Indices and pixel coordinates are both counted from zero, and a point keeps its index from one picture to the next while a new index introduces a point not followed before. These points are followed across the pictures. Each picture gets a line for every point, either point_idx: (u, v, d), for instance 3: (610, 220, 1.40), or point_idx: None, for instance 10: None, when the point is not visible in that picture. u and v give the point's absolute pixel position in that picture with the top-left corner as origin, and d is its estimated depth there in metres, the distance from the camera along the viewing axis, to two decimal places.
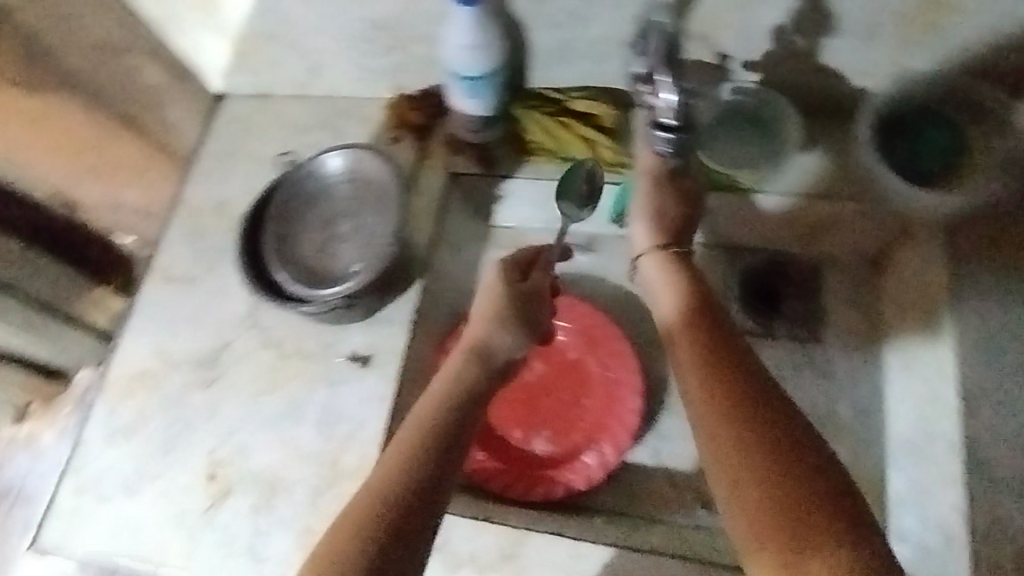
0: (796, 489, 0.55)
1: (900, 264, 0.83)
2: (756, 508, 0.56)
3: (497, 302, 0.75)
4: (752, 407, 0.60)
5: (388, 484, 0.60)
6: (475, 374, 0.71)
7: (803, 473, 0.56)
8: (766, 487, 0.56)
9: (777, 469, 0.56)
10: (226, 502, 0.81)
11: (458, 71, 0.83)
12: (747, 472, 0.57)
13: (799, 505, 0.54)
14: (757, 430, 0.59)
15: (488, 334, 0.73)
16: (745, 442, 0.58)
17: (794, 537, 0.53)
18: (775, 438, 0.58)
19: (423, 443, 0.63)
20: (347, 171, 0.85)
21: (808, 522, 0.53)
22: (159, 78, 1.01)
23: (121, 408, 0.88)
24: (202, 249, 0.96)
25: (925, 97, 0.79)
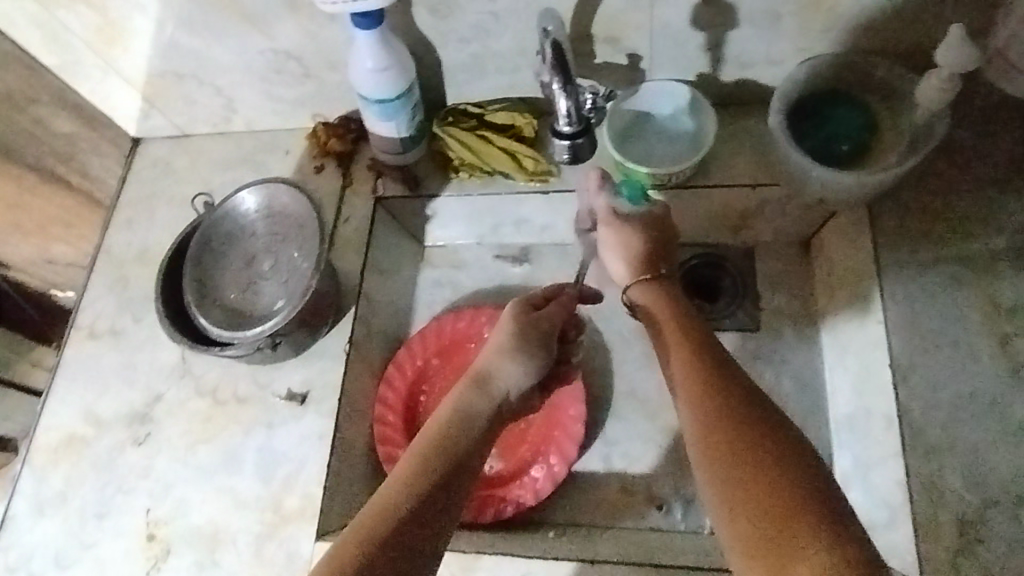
0: (785, 487, 0.49)
1: (828, 247, 0.85)
2: (745, 514, 0.49)
3: (507, 334, 0.72)
4: (738, 403, 0.56)
5: (400, 494, 0.57)
6: (483, 404, 0.68)
7: (795, 469, 0.50)
8: (752, 488, 0.50)
9: (765, 467, 0.51)
10: (166, 562, 0.79)
11: (367, 96, 0.80)
12: (733, 472, 0.52)
13: (787, 507, 0.48)
14: (740, 424, 0.54)
15: (493, 364, 0.71)
16: (731, 438, 0.53)
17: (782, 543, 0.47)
18: (766, 434, 0.53)
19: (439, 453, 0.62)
20: (263, 208, 0.85)
21: (796, 527, 0.47)
22: (70, 128, 0.98)
23: (51, 477, 0.85)
24: (127, 301, 0.93)
25: (829, 81, 0.81)
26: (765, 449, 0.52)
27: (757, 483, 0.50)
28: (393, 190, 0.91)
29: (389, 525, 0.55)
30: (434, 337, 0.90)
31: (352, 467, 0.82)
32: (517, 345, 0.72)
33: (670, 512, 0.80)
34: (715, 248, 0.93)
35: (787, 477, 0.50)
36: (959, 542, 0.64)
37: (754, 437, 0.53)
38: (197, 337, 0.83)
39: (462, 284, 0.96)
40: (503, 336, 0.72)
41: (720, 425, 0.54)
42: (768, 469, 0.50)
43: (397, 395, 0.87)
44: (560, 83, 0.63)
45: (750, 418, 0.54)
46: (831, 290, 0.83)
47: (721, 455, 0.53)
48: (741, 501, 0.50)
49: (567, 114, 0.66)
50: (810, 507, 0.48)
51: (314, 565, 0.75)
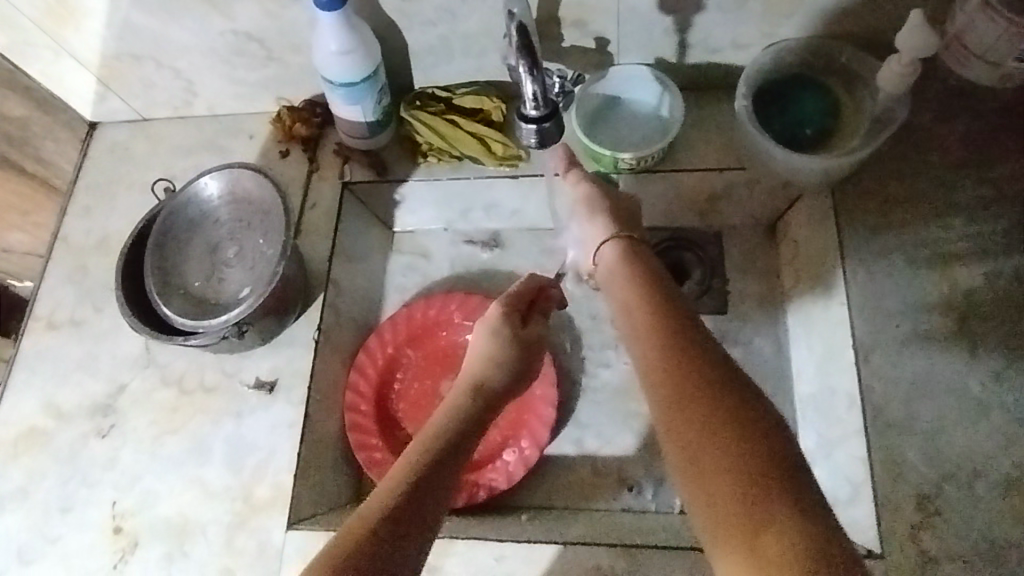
0: (758, 453, 0.50)
1: (793, 229, 0.87)
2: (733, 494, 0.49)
3: (493, 342, 0.75)
4: (701, 372, 0.56)
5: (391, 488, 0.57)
6: (474, 405, 0.69)
7: (772, 440, 0.51)
8: (720, 457, 0.51)
9: (735, 434, 0.51)
10: (134, 554, 0.78)
11: (331, 80, 0.79)
12: (696, 443, 0.53)
13: (754, 470, 0.49)
14: (721, 417, 0.53)
15: (484, 371, 0.73)
16: (694, 409, 0.54)
17: (749, 508, 0.48)
18: (746, 408, 0.53)
19: (432, 451, 0.61)
20: (226, 194, 0.83)
21: (763, 492, 0.48)
22: (23, 111, 0.94)
23: (12, 469, 0.83)
24: (87, 289, 0.91)
25: (793, 65, 0.82)
26: (735, 417, 0.52)
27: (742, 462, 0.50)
28: (361, 176, 0.90)
29: (381, 521, 0.53)
30: (405, 323, 0.89)
31: (323, 454, 0.82)
32: (506, 355, 0.75)
33: (641, 493, 0.81)
34: (683, 231, 0.94)
35: (761, 444, 0.50)
36: (916, 515, 0.67)
37: (726, 405, 0.53)
38: (160, 327, 0.81)
39: (433, 269, 0.95)
40: (485, 344, 0.75)
41: (690, 409, 0.54)
42: (738, 435, 0.51)
43: (368, 382, 0.87)
44: (525, 66, 0.62)
45: (719, 389, 0.55)
46: (796, 272, 0.86)
47: (684, 424, 0.54)
48: (709, 467, 0.51)
49: (533, 97, 0.64)
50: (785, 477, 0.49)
51: (285, 553, 0.75)
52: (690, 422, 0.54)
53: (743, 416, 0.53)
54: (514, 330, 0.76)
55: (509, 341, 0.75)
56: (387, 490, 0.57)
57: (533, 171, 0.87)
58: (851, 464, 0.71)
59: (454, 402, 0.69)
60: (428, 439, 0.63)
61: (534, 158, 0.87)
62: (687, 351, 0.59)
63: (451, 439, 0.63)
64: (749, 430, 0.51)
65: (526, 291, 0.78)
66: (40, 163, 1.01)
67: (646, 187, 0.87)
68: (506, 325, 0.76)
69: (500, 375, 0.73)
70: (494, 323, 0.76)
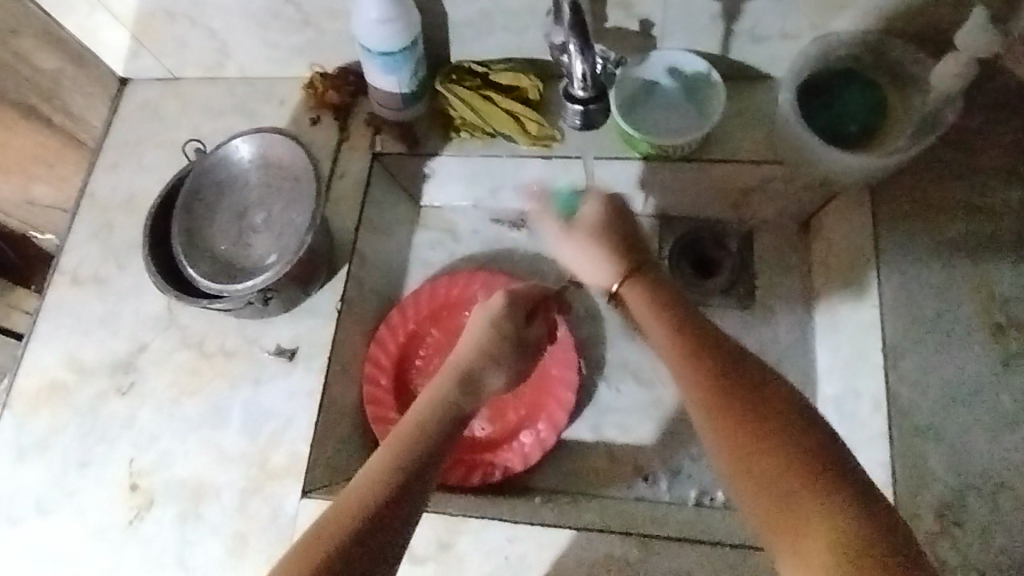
0: (807, 451, 0.49)
1: (825, 227, 0.85)
2: (765, 479, 0.49)
3: (489, 333, 0.74)
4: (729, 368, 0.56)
5: (373, 483, 0.57)
6: (465, 400, 0.68)
7: (811, 432, 0.50)
8: (760, 451, 0.50)
9: (760, 430, 0.51)
10: (150, 512, 0.78)
11: (369, 48, 0.78)
12: (737, 441, 0.52)
13: (802, 462, 0.49)
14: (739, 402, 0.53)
15: (478, 364, 0.72)
16: (727, 408, 0.54)
17: (797, 498, 0.47)
18: (771, 400, 0.53)
19: (411, 453, 0.60)
20: (257, 157, 0.83)
21: (801, 481, 0.48)
22: (56, 64, 0.94)
23: (32, 421, 0.84)
24: (112, 247, 0.91)
25: (841, 59, 0.79)
26: (772, 413, 0.52)
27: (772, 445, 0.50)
28: (391, 147, 0.89)
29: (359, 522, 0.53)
30: (427, 298, 0.89)
31: (340, 424, 0.82)
32: (501, 353, 0.74)
33: (655, 483, 0.81)
34: (714, 222, 0.93)
35: (801, 435, 0.50)
36: (936, 524, 0.65)
37: (755, 403, 0.53)
38: (184, 288, 0.81)
39: (458, 246, 0.95)
40: (483, 333, 0.74)
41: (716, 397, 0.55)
42: (771, 431, 0.51)
43: (388, 355, 0.87)
44: (576, 45, 0.60)
45: (746, 384, 0.55)
46: (828, 271, 0.84)
47: (726, 424, 0.53)
48: (752, 464, 0.50)
49: (581, 77, 0.62)
50: (826, 466, 0.48)
51: (299, 521, 0.75)
52: (730, 425, 0.53)
53: (770, 410, 0.52)
54: (514, 328, 0.75)
55: (506, 337, 0.74)
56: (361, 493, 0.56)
57: (567, 154, 0.86)
58: (874, 468, 0.70)
59: (441, 395, 0.67)
60: (417, 430, 0.63)
61: (568, 140, 0.86)
62: (708, 354, 0.58)
63: (431, 440, 0.62)
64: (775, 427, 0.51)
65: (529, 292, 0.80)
66: (70, 118, 1.00)
67: (680, 176, 0.86)
68: (504, 317, 0.75)
69: (495, 372, 0.73)
70: (496, 316, 0.75)
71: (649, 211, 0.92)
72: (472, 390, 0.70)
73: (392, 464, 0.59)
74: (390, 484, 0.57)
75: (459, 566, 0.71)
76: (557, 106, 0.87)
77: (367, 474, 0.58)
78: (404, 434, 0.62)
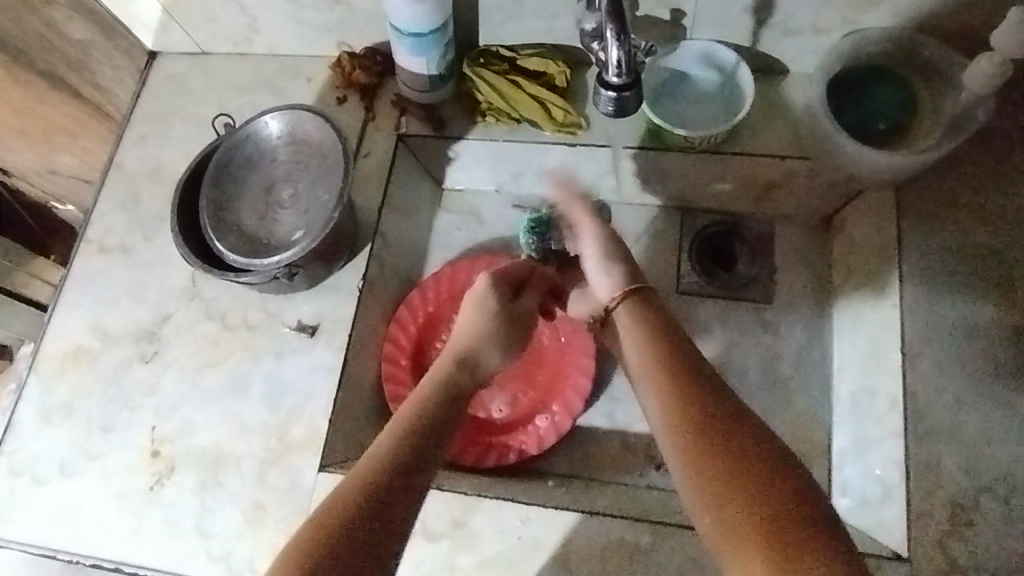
0: (786, 499, 0.48)
1: (848, 224, 0.85)
2: (737, 520, 0.48)
3: (482, 317, 0.77)
4: (702, 402, 0.56)
5: (360, 485, 0.55)
6: (466, 379, 0.70)
7: (791, 480, 0.50)
8: (738, 496, 0.49)
9: (736, 466, 0.50)
10: (170, 478, 0.80)
11: (401, 28, 0.78)
12: (720, 490, 0.50)
13: (786, 518, 0.47)
14: (715, 436, 0.53)
15: (478, 346, 0.75)
16: (711, 454, 0.52)
17: (779, 552, 0.45)
18: (749, 445, 0.52)
19: (402, 453, 0.59)
20: (286, 135, 0.84)
21: (787, 524, 0.47)
22: (86, 35, 0.92)
23: (57, 385, 0.86)
24: (139, 218, 0.92)
25: (872, 56, 0.79)
26: (760, 458, 0.51)
27: (744, 484, 0.49)
28: (417, 129, 0.89)
29: (346, 525, 0.52)
30: (447, 281, 0.89)
31: (358, 400, 0.83)
32: (493, 332, 0.77)
33: (668, 471, 0.81)
34: (737, 215, 0.93)
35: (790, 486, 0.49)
36: (947, 523, 0.65)
37: (743, 451, 0.51)
38: (210, 261, 0.82)
39: (479, 230, 0.95)
40: (478, 319, 0.77)
41: (690, 426, 0.54)
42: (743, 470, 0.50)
43: (407, 335, 0.88)
44: (614, 31, 0.60)
45: (734, 426, 0.53)
46: (848, 269, 0.84)
47: (698, 468, 0.52)
48: (730, 511, 0.49)
49: (617, 64, 0.62)
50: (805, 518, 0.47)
51: (315, 494, 0.76)
52: (703, 463, 0.52)
53: (739, 441, 0.52)
54: (502, 307, 0.79)
55: (495, 316, 0.78)
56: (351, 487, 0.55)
57: (592, 142, 0.86)
58: (888, 465, 0.70)
59: (440, 375, 0.70)
60: (419, 413, 0.64)
61: (594, 129, 0.86)
62: (705, 392, 0.57)
63: (427, 425, 0.62)
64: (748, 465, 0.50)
65: (517, 271, 0.82)
66: (96, 90, 0.99)
67: (705, 168, 0.86)
68: (492, 299, 0.78)
69: (490, 352, 0.75)
70: (483, 301, 0.78)
71: (670, 202, 0.93)
72: (467, 369, 0.72)
73: (391, 458, 0.58)
74: (380, 481, 0.56)
75: (472, 543, 0.73)
76: (584, 94, 0.87)
77: (357, 473, 0.57)
78: (403, 414, 0.64)
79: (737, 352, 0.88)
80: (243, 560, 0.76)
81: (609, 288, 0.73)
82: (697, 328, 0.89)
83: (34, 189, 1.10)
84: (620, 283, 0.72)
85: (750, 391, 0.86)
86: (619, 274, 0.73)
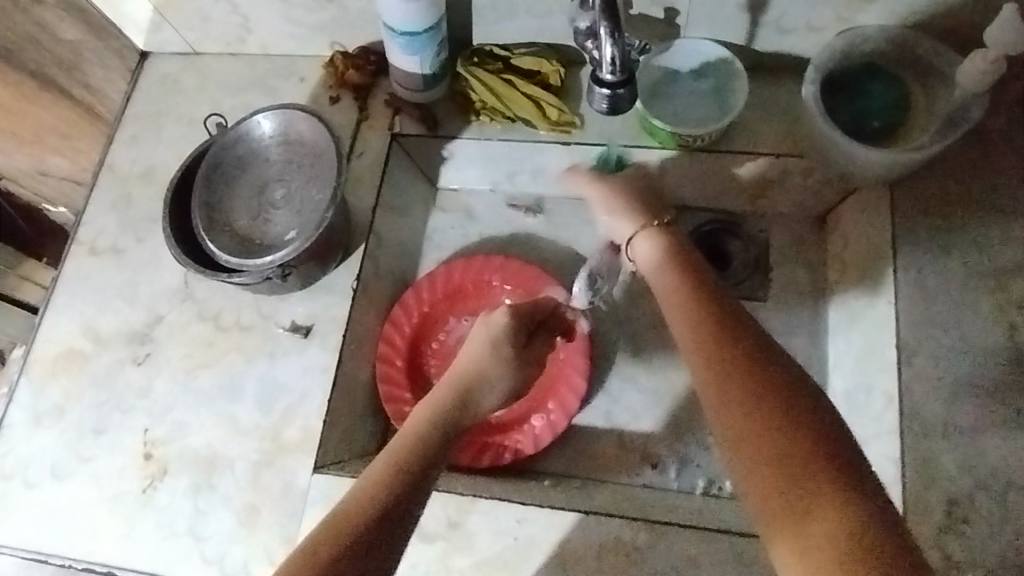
0: (814, 445, 0.49)
1: (842, 221, 0.85)
2: (765, 460, 0.49)
3: (489, 351, 0.78)
4: (738, 347, 0.56)
5: (373, 493, 0.57)
6: (465, 417, 0.72)
7: (822, 424, 0.50)
8: (775, 451, 0.49)
9: (774, 409, 0.51)
10: (163, 481, 0.79)
11: (393, 27, 0.77)
12: (755, 443, 0.50)
13: (810, 458, 0.48)
14: (751, 376, 0.54)
15: (481, 384, 0.75)
16: (740, 394, 0.53)
17: (814, 508, 0.46)
18: (784, 385, 0.53)
19: (408, 463, 0.62)
20: (279, 134, 0.83)
21: (815, 468, 0.48)
22: (76, 35, 0.91)
23: (49, 388, 0.85)
24: (131, 219, 0.91)
25: (866, 53, 0.79)
26: (797, 410, 0.51)
27: (782, 424, 0.50)
28: (411, 128, 0.89)
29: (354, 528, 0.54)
30: (442, 280, 0.89)
31: (352, 401, 0.83)
32: (499, 372, 0.78)
33: (665, 471, 0.81)
34: (732, 214, 0.93)
35: (830, 443, 0.49)
36: (944, 520, 0.65)
37: (780, 393, 0.52)
38: (203, 261, 0.81)
39: (473, 229, 0.95)
40: (484, 352, 0.78)
41: (728, 368, 0.55)
42: (781, 412, 0.51)
43: (402, 336, 0.87)
44: (607, 27, 0.60)
45: (767, 369, 0.54)
46: (843, 266, 0.84)
47: (732, 402, 0.53)
48: (760, 462, 0.50)
49: (610, 61, 0.62)
50: (836, 468, 0.48)
51: (310, 496, 0.76)
52: (736, 398, 0.53)
53: (777, 387, 0.53)
54: (512, 347, 0.80)
55: (505, 356, 0.79)
56: (364, 495, 0.57)
57: (586, 140, 0.86)
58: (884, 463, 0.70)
59: (443, 407, 0.71)
60: (423, 434, 0.66)
61: (589, 127, 0.86)
62: (732, 335, 0.58)
63: (431, 453, 0.64)
64: (786, 408, 0.51)
65: (536, 309, 0.83)
66: (87, 90, 0.98)
67: (699, 167, 0.86)
68: (502, 335, 0.79)
69: (491, 392, 0.76)
70: (498, 336, 0.79)
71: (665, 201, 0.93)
72: (469, 410, 0.73)
73: (400, 467, 0.61)
74: (390, 489, 0.58)
75: (468, 545, 0.72)
76: (578, 93, 0.87)
77: (364, 483, 0.59)
78: (406, 438, 0.65)
79: None
80: (237, 562, 0.75)
81: (631, 223, 0.78)
82: None
83: (25, 191, 1.10)
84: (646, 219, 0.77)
85: None
86: (633, 211, 0.79)
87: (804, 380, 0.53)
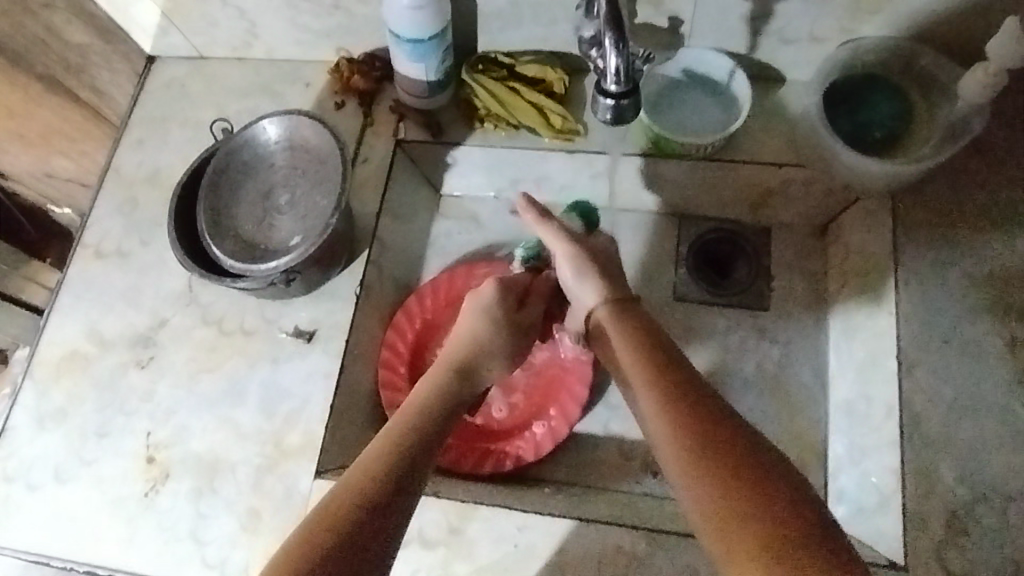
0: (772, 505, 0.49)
1: (844, 232, 0.85)
2: (730, 527, 0.49)
3: (483, 325, 0.77)
4: (694, 410, 0.57)
5: (377, 473, 0.58)
6: (459, 389, 0.71)
7: (785, 492, 0.50)
8: (736, 513, 0.50)
9: (733, 473, 0.52)
10: (165, 485, 0.80)
11: (399, 34, 0.78)
12: (721, 503, 0.51)
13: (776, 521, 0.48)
14: (710, 443, 0.54)
15: (473, 357, 0.75)
16: (702, 459, 0.53)
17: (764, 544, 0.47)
18: (744, 449, 0.53)
19: (405, 442, 0.62)
20: (283, 140, 0.84)
21: (782, 531, 0.47)
22: (83, 39, 0.92)
23: (53, 391, 0.85)
24: (136, 222, 0.92)
25: (868, 65, 0.79)
26: (757, 475, 0.51)
27: (741, 487, 0.51)
28: (414, 135, 0.89)
29: (353, 516, 0.54)
30: (443, 287, 0.89)
31: (354, 407, 0.83)
32: (494, 345, 0.77)
33: (664, 480, 0.81)
34: (735, 223, 0.93)
35: (782, 497, 0.50)
36: (944, 533, 0.65)
37: (742, 460, 0.52)
38: (207, 266, 0.82)
39: (476, 234, 0.95)
40: (479, 326, 0.77)
41: (685, 423, 0.56)
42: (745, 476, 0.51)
43: (405, 342, 0.88)
44: (612, 38, 0.60)
45: (726, 433, 0.55)
46: (845, 277, 0.84)
47: (695, 469, 0.53)
48: (728, 522, 0.49)
49: (614, 72, 0.62)
50: (804, 528, 0.48)
51: (311, 501, 0.76)
52: (699, 466, 0.53)
53: (737, 451, 0.53)
54: (504, 315, 0.79)
55: (497, 324, 0.78)
56: (364, 478, 0.58)
57: (590, 150, 0.87)
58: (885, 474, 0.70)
59: (438, 382, 0.71)
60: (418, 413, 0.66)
61: (593, 136, 0.87)
62: (689, 401, 0.58)
63: (425, 437, 0.63)
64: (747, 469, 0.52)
65: (523, 280, 0.83)
66: (94, 94, 0.99)
67: (702, 177, 0.86)
68: (495, 308, 0.79)
69: (485, 364, 0.76)
70: (486, 307, 0.79)
71: (668, 209, 0.93)
72: (465, 380, 0.73)
73: (397, 442, 0.62)
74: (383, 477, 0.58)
75: (467, 552, 0.72)
76: (581, 101, 0.87)
77: (359, 467, 0.59)
78: (405, 414, 0.66)
79: (734, 358, 0.88)
80: (237, 566, 0.76)
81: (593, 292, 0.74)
82: (694, 333, 0.89)
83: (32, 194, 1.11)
84: (606, 294, 0.73)
85: (748, 394, 0.86)
86: (597, 280, 0.74)
87: (754, 440, 0.55)
